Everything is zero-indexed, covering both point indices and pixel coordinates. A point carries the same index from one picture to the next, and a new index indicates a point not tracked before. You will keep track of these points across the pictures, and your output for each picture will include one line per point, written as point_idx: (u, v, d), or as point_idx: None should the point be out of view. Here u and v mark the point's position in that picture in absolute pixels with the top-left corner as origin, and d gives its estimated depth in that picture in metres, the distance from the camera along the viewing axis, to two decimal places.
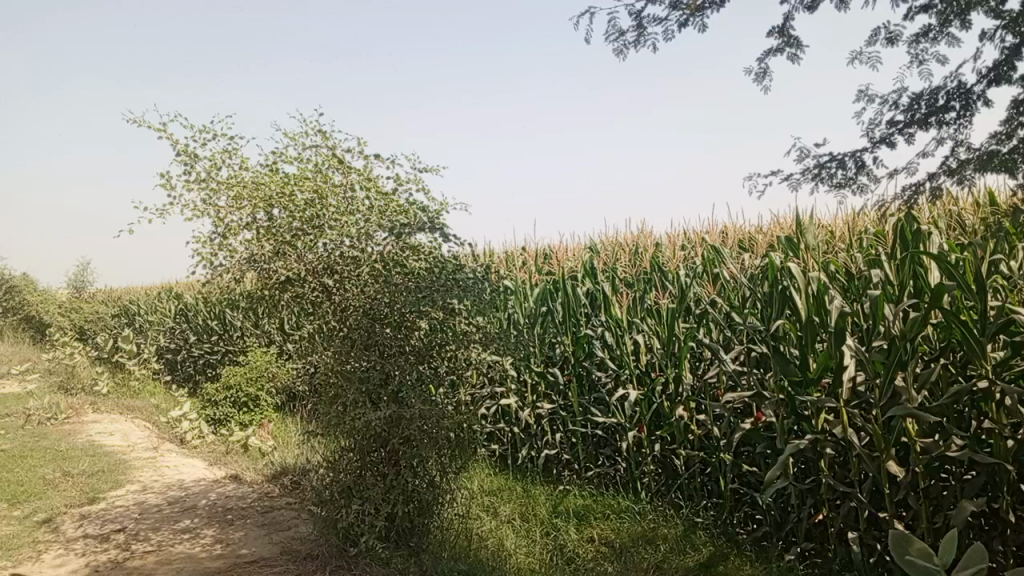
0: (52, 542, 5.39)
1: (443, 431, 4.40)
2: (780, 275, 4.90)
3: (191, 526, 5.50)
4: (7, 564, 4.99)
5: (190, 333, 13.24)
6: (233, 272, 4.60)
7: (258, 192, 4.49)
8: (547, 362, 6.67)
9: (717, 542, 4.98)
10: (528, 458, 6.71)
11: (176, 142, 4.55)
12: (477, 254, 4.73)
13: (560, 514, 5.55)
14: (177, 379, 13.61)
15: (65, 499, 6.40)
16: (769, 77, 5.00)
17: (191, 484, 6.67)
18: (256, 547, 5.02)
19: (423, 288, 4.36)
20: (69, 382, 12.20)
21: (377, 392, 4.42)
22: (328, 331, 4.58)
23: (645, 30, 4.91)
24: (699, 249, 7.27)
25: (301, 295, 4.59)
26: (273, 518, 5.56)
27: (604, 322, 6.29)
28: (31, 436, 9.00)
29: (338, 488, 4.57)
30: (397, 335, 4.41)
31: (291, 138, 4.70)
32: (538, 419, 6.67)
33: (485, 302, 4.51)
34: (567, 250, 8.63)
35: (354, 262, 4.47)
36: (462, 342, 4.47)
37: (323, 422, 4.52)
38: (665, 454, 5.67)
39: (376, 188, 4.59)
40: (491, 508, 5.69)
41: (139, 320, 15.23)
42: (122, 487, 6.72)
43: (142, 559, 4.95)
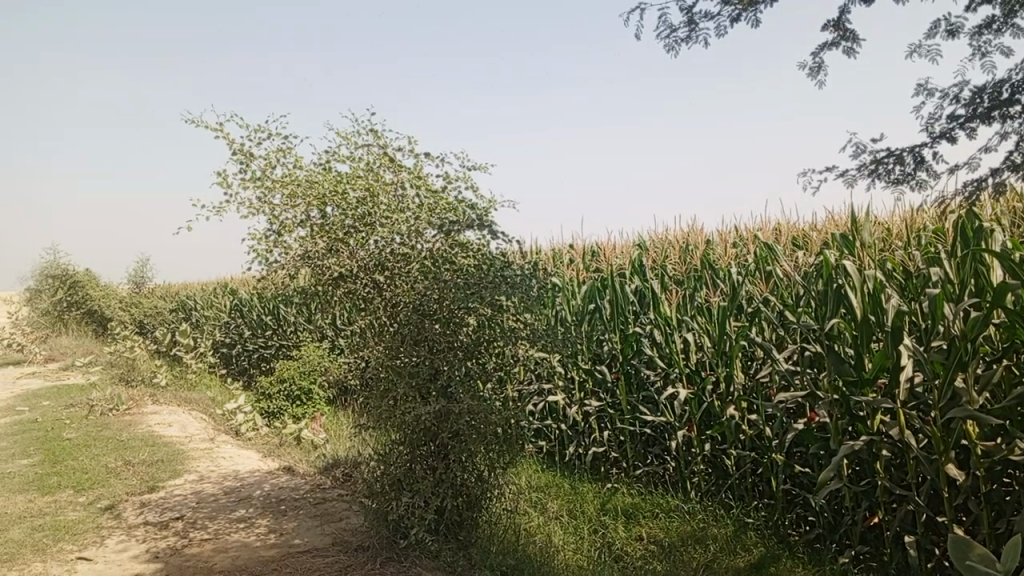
0: (115, 528, 5.58)
1: (491, 426, 4.43)
2: (835, 273, 4.80)
3: (246, 516, 5.64)
4: (72, 548, 5.19)
5: (245, 328, 13.57)
6: (288, 268, 4.66)
7: (312, 190, 4.56)
8: (595, 360, 6.66)
9: (769, 543, 4.91)
10: (576, 456, 6.70)
11: (232, 142, 4.64)
12: (526, 252, 4.73)
13: (608, 512, 5.54)
14: (232, 373, 13.95)
15: (126, 487, 6.61)
16: (825, 72, 4.89)
17: (246, 474, 6.84)
18: (309, 537, 5.12)
19: (472, 285, 4.40)
20: (129, 374, 12.60)
21: (427, 386, 4.47)
22: (378, 326, 4.66)
23: (697, 26, 4.85)
24: (751, 247, 7.16)
25: (353, 291, 4.67)
26: (325, 509, 5.67)
27: (652, 320, 6.24)
28: (94, 426, 9.32)
29: (388, 481, 4.61)
30: (447, 331, 4.48)
31: (343, 137, 4.73)
32: (586, 417, 6.66)
33: (533, 299, 4.51)
34: (615, 247, 8.59)
35: (405, 259, 4.53)
36: (510, 338, 4.51)
37: (373, 416, 4.58)
38: (715, 454, 5.61)
39: (426, 187, 4.61)
40: (539, 505, 5.71)
41: (195, 315, 15.65)
42: (180, 476, 6.92)
43: (199, 546, 5.09)
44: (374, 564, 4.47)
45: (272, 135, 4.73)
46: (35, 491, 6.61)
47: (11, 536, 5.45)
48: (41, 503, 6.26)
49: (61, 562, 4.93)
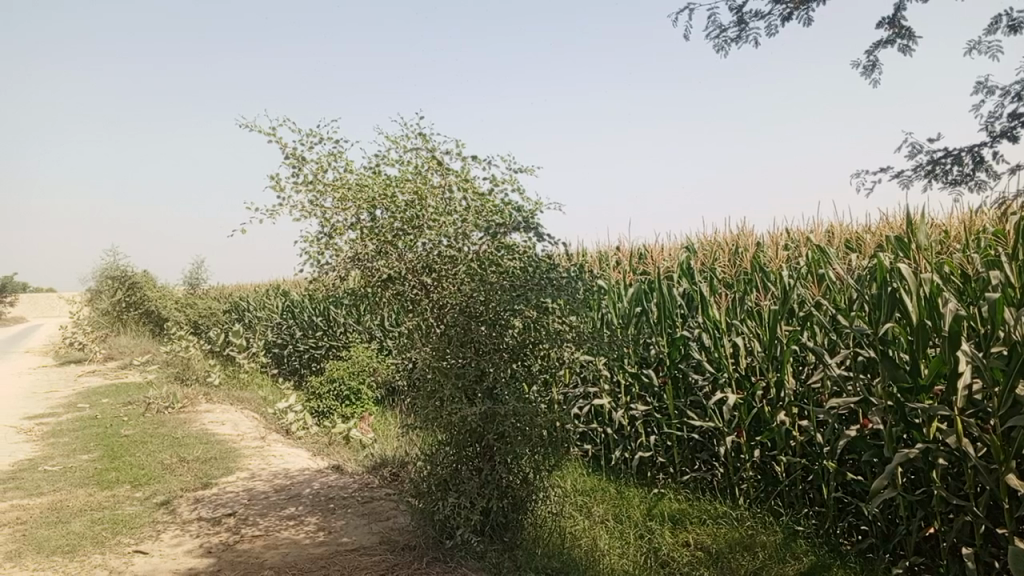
0: (170, 523, 5.74)
1: (537, 428, 4.43)
2: (890, 276, 4.69)
3: (295, 514, 5.74)
4: (130, 541, 5.35)
5: (296, 329, 13.82)
6: (339, 270, 4.77)
7: (362, 193, 4.63)
8: (641, 363, 6.61)
9: (819, 552, 4.82)
10: (622, 460, 6.66)
11: (285, 146, 4.75)
12: (572, 255, 4.72)
13: (654, 517, 5.50)
14: (284, 373, 14.22)
15: (181, 483, 6.79)
16: (879, 71, 4.80)
17: (296, 473, 6.97)
18: (357, 536, 5.19)
19: (518, 288, 4.42)
20: (184, 373, 12.94)
21: (473, 388, 4.49)
22: (426, 328, 4.71)
23: (747, 26, 4.80)
24: (802, 250, 7.03)
25: (401, 293, 4.73)
26: (372, 508, 5.74)
27: (701, 324, 6.18)
28: (151, 423, 9.60)
29: (434, 481, 4.66)
30: (492, 333, 4.50)
31: (392, 141, 4.81)
32: (632, 421, 6.61)
33: (579, 301, 4.50)
34: (663, 250, 8.51)
35: (451, 261, 4.57)
36: (555, 341, 4.50)
37: (421, 417, 4.62)
38: (764, 460, 5.54)
39: (472, 190, 4.64)
40: (584, 509, 5.69)
41: (248, 316, 16.00)
42: (233, 473, 7.09)
43: (251, 543, 5.20)
44: (421, 563, 4.52)
45: (324, 139, 4.84)
46: (95, 485, 6.83)
47: (73, 528, 5.64)
48: (101, 497, 6.48)
49: (119, 555, 5.09)
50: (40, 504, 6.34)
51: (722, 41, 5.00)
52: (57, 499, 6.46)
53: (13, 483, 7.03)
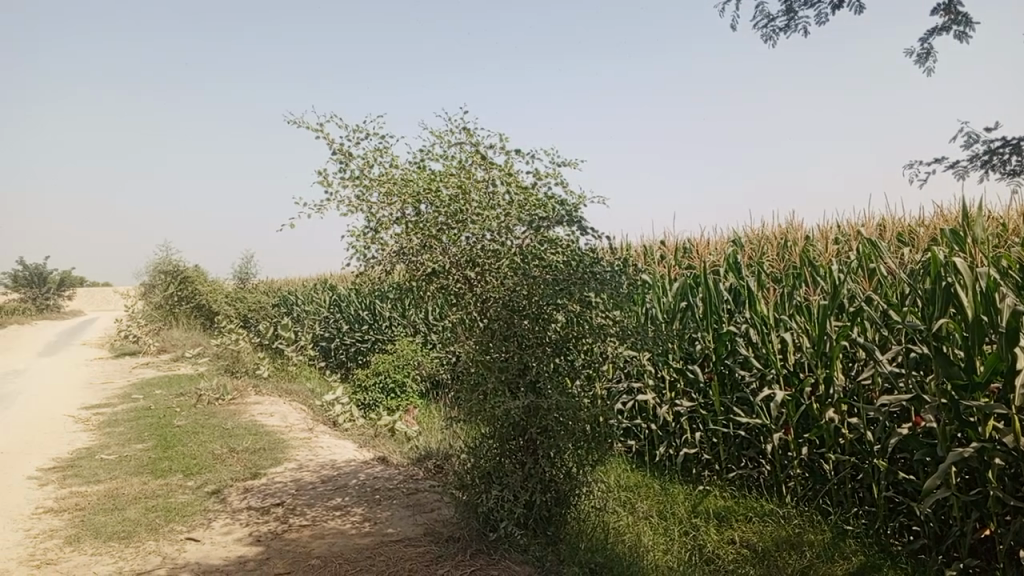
0: (221, 512, 5.87)
1: (580, 423, 4.43)
2: (945, 270, 4.56)
3: (342, 504, 5.84)
4: (182, 529, 5.49)
5: (343, 323, 14.03)
6: (384, 264, 4.82)
7: (407, 188, 4.67)
8: (686, 359, 6.53)
9: (869, 552, 4.72)
10: (666, 456, 6.60)
11: (333, 142, 4.81)
12: (616, 249, 4.68)
13: (699, 514, 5.45)
14: (331, 366, 14.45)
15: (231, 473, 6.95)
16: (934, 59, 4.67)
17: (342, 464, 7.07)
18: (402, 527, 5.26)
19: (561, 281, 4.39)
20: (234, 365, 13.23)
21: (516, 382, 4.50)
22: (469, 321, 4.74)
23: (796, 14, 4.71)
24: (853, 244, 6.87)
25: (445, 287, 4.76)
26: (417, 500, 5.81)
27: (748, 319, 6.09)
28: (203, 414, 9.83)
29: (478, 473, 4.70)
30: (535, 327, 4.49)
31: (437, 136, 4.84)
32: (677, 417, 6.55)
33: (622, 296, 4.44)
34: (709, 244, 8.39)
35: (495, 255, 4.59)
36: (598, 336, 4.47)
37: (464, 410, 4.64)
38: (812, 458, 5.44)
39: (516, 184, 4.63)
40: (628, 504, 5.67)
41: (296, 309, 16.28)
42: (281, 464, 7.22)
43: (298, 532, 5.30)
44: (464, 555, 4.55)
45: (370, 135, 4.89)
46: (149, 474, 7.03)
47: (128, 515, 5.81)
48: (154, 485, 6.66)
49: (172, 542, 5.23)
50: (97, 491, 6.55)
51: (770, 31, 4.92)
52: (114, 487, 6.67)
53: (72, 471, 7.27)
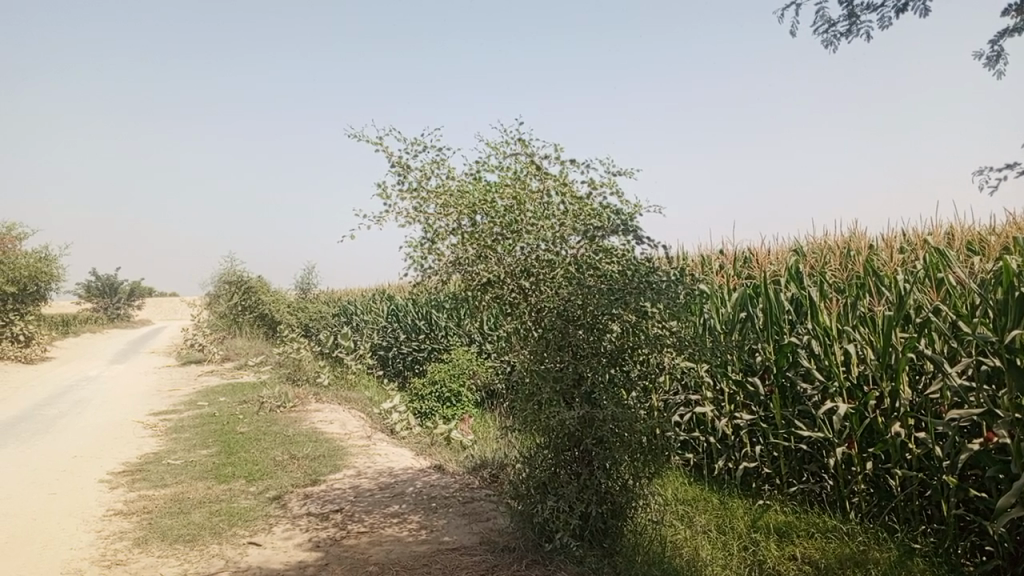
0: (281, 517, 5.99)
1: (636, 435, 4.38)
2: (1019, 280, 4.38)
3: (399, 512, 5.90)
4: (244, 534, 5.62)
5: (400, 332, 14.21)
6: (441, 274, 4.90)
7: (463, 200, 4.74)
8: (746, 371, 6.41)
9: (938, 572, 4.57)
10: (725, 470, 6.48)
11: (391, 155, 4.90)
12: (674, 258, 4.62)
13: (760, 529, 5.33)
14: (388, 374, 14.64)
15: (291, 479, 7.09)
16: (1005, 61, 4.51)
17: (399, 472, 7.15)
18: (457, 535, 5.29)
19: (616, 291, 4.36)
20: (296, 374, 13.53)
21: (570, 392, 4.48)
22: (523, 331, 4.75)
23: (858, 19, 4.60)
24: (920, 253, 6.67)
25: (500, 296, 4.78)
26: (472, 508, 5.83)
27: (810, 330, 5.94)
28: (265, 421, 10.07)
29: (533, 484, 4.69)
30: (590, 337, 4.47)
31: (492, 148, 4.89)
32: (737, 430, 6.43)
33: (679, 306, 4.39)
34: (770, 253, 8.20)
35: (550, 265, 4.60)
36: (655, 346, 4.42)
37: (519, 420, 4.64)
38: (877, 474, 5.29)
39: (571, 194, 4.65)
40: (686, 518, 5.59)
41: (356, 319, 16.56)
42: (340, 471, 7.34)
43: (356, 539, 5.38)
44: (520, 565, 4.56)
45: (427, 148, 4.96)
46: (213, 478, 7.23)
47: (193, 519, 5.98)
48: (218, 490, 6.84)
49: (235, 546, 5.36)
50: (164, 495, 6.77)
51: (831, 36, 4.81)
52: (179, 491, 6.87)
53: (141, 475, 7.53)
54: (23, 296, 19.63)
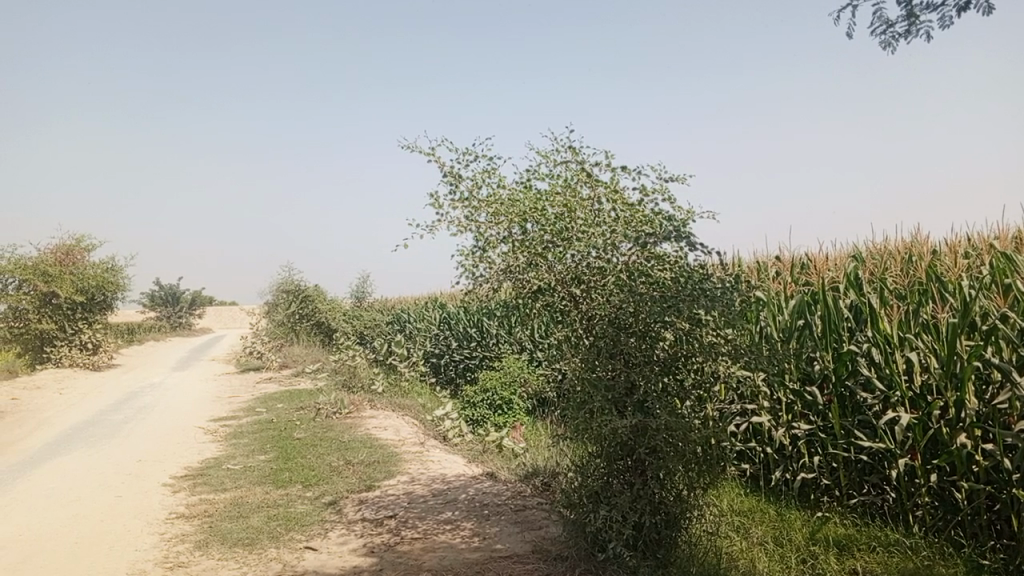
0: (337, 522, 6.09)
1: (690, 445, 4.32)
2: None
3: (452, 518, 5.94)
4: (301, 538, 5.73)
5: (452, 340, 14.34)
6: (492, 282, 4.95)
7: (514, 208, 4.78)
8: (804, 380, 6.27)
9: None
10: (783, 481, 6.34)
11: (443, 165, 4.97)
12: (728, 265, 4.57)
13: (819, 542, 5.21)
14: (441, 381, 14.79)
15: (347, 484, 7.21)
16: None
17: (453, 478, 7.20)
18: (510, 543, 5.30)
19: (668, 298, 4.32)
20: (351, 381, 13.82)
21: (623, 401, 4.44)
22: (574, 339, 4.73)
23: (918, 19, 4.48)
24: (986, 258, 6.45)
25: (551, 304, 4.80)
26: (525, 516, 5.83)
27: (870, 338, 5.79)
28: (321, 427, 10.26)
29: (586, 493, 4.68)
30: (642, 345, 4.44)
31: (542, 156, 4.91)
32: (795, 440, 6.28)
33: (734, 313, 4.32)
34: (828, 259, 8.01)
35: (601, 272, 4.59)
36: (709, 354, 4.37)
37: (572, 428, 4.62)
38: (942, 486, 5.13)
39: (622, 201, 4.65)
40: (742, 529, 5.50)
41: (409, 327, 16.75)
42: (394, 477, 7.42)
43: (410, 544, 5.44)
44: None
45: (478, 157, 5.01)
46: (271, 483, 7.39)
47: (252, 523, 6.13)
48: (276, 495, 6.99)
49: (292, 550, 5.47)
50: (224, 499, 6.94)
51: (890, 38, 4.69)
52: (239, 495, 7.05)
53: (203, 479, 7.74)
54: (91, 305, 20.39)
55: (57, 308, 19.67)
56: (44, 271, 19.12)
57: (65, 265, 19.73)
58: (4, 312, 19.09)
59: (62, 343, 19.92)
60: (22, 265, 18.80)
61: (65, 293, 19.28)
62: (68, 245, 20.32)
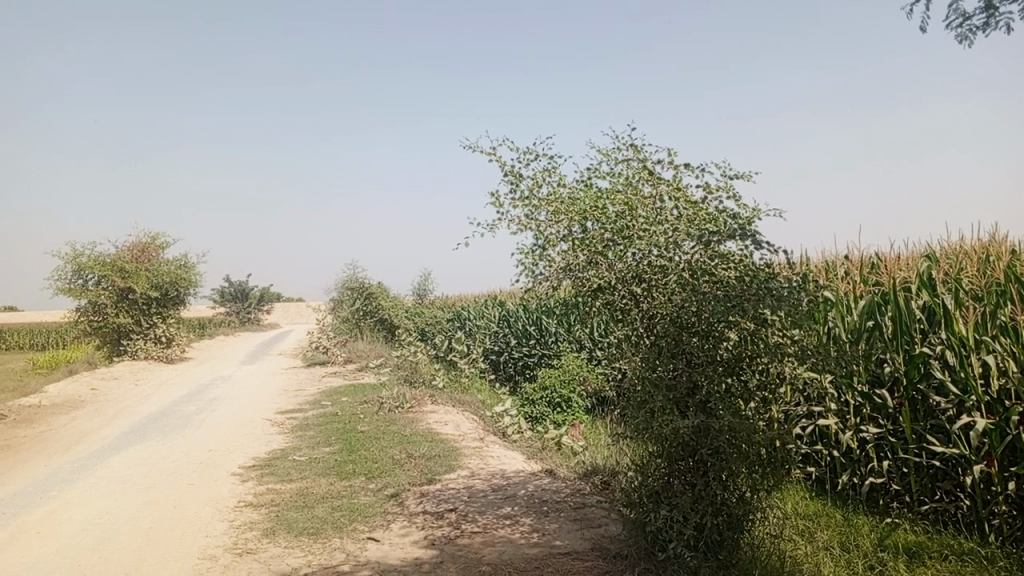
0: (398, 514, 6.19)
1: (755, 447, 4.24)
2: None
3: (512, 514, 5.98)
4: (364, 529, 5.85)
5: (511, 337, 14.44)
6: (552, 280, 4.99)
7: (574, 207, 4.81)
8: (873, 383, 6.09)
9: None
10: (850, 486, 6.17)
11: (504, 164, 5.01)
12: (795, 264, 4.48)
13: (887, 549, 5.07)
14: (500, 378, 14.89)
15: (409, 477, 7.32)
16: None
17: (512, 474, 7.24)
18: (569, 540, 5.31)
19: (733, 297, 4.25)
20: (413, 375, 14.01)
21: (685, 401, 4.40)
22: (635, 338, 4.70)
23: (997, 10, 4.33)
24: None
25: (611, 302, 4.79)
26: (584, 514, 5.83)
27: (943, 341, 5.60)
28: (384, 421, 10.45)
29: (647, 492, 4.66)
30: (705, 345, 4.39)
31: (604, 154, 4.90)
32: (863, 444, 6.11)
33: (801, 314, 4.23)
34: (900, 259, 7.75)
35: (662, 270, 4.55)
36: (775, 355, 4.28)
37: (632, 428, 4.58)
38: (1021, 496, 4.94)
39: (684, 198, 4.60)
40: (807, 533, 5.38)
41: (469, 324, 16.91)
42: (455, 471, 7.51)
43: (470, 538, 5.50)
44: None
45: (539, 156, 5.04)
46: (335, 475, 7.56)
47: (317, 513, 6.28)
48: (340, 486, 7.16)
49: (355, 540, 5.59)
50: (291, 489, 7.14)
51: (969, 30, 4.56)
52: (305, 486, 7.24)
53: (270, 470, 7.97)
54: (164, 300, 21.17)
55: (133, 303, 20.49)
56: (121, 267, 19.95)
57: (141, 262, 20.56)
58: (85, 307, 19.98)
59: (137, 336, 20.73)
60: (101, 262, 19.66)
61: (141, 288, 20.07)
62: (143, 242, 21.15)
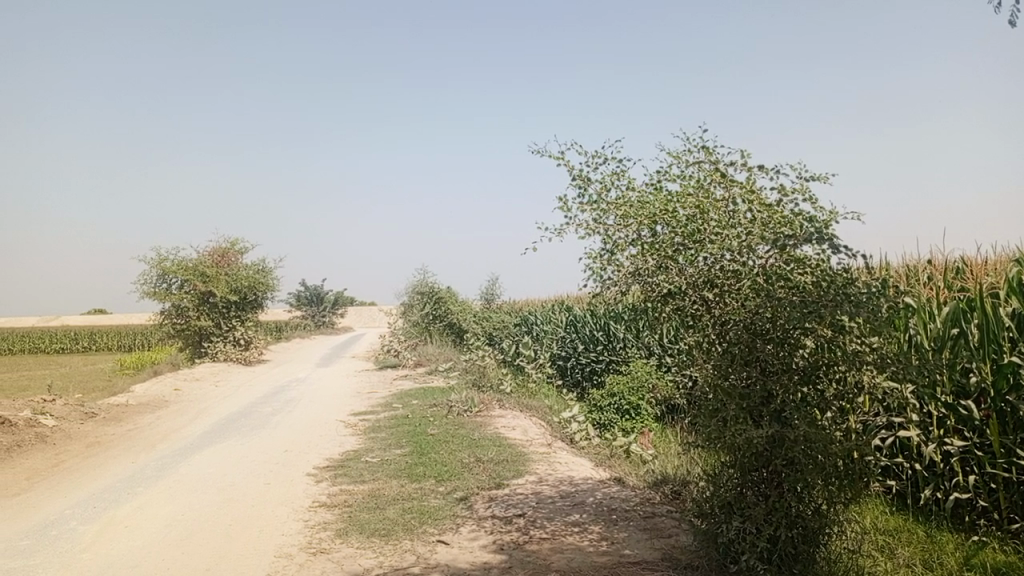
0: (468, 518, 6.25)
1: (832, 458, 4.11)
2: None
3: (580, 521, 5.97)
4: (433, 532, 5.93)
5: (579, 343, 14.39)
6: (620, 285, 4.99)
7: (643, 211, 4.79)
8: (958, 394, 5.85)
9: None
10: (932, 501, 5.93)
11: (572, 168, 5.02)
12: (875, 269, 4.34)
13: (974, 568, 4.85)
14: (568, 384, 14.88)
15: (477, 481, 7.39)
16: None
17: (580, 481, 7.22)
18: (638, 549, 5.27)
19: (810, 304, 4.12)
20: (480, 379, 14.12)
21: (759, 410, 4.29)
22: (706, 344, 4.62)
23: None
24: None
25: (681, 308, 4.74)
26: (653, 523, 5.78)
27: None
28: (453, 424, 10.57)
29: (718, 503, 4.59)
30: (780, 353, 4.28)
31: (675, 157, 4.86)
32: (947, 458, 5.86)
33: (881, 321, 4.10)
34: (988, 263, 7.41)
35: (735, 275, 4.48)
36: (853, 363, 4.15)
37: (703, 436, 4.49)
38: None
39: (759, 201, 4.53)
40: (887, 549, 5.19)
41: (536, 329, 16.93)
42: (523, 476, 7.54)
43: (538, 544, 5.51)
44: None
45: (608, 160, 5.04)
46: (406, 477, 7.69)
47: (388, 515, 6.40)
48: (411, 488, 7.27)
49: (425, 542, 5.67)
50: (363, 490, 7.30)
51: None
52: (376, 487, 7.38)
53: (343, 471, 8.16)
54: (242, 304, 21.90)
55: (213, 306, 21.26)
56: (202, 272, 20.75)
57: (221, 267, 21.32)
58: (169, 310, 20.84)
59: (217, 339, 21.50)
60: (184, 267, 20.49)
61: (220, 292, 20.82)
62: (223, 248, 21.95)
